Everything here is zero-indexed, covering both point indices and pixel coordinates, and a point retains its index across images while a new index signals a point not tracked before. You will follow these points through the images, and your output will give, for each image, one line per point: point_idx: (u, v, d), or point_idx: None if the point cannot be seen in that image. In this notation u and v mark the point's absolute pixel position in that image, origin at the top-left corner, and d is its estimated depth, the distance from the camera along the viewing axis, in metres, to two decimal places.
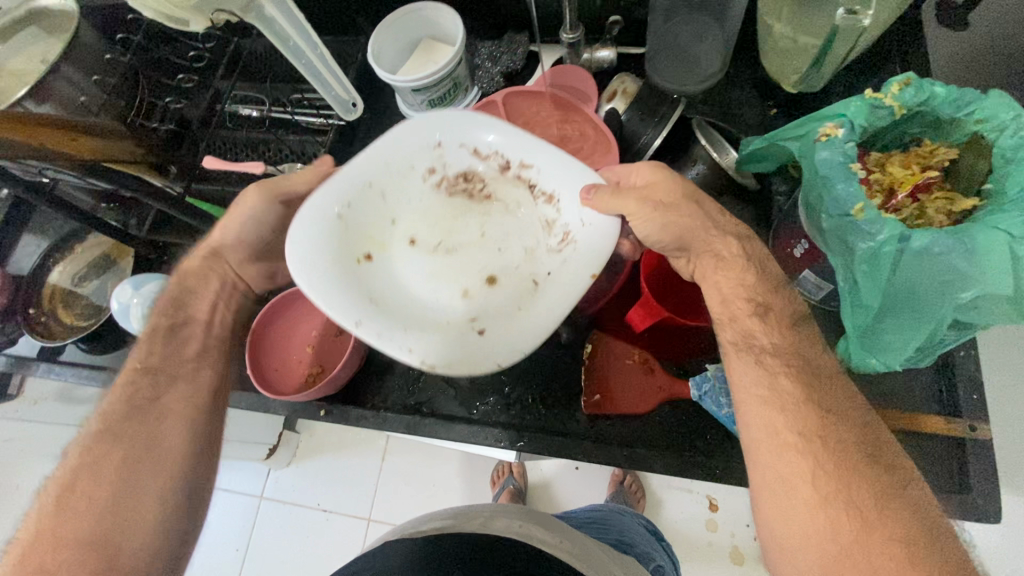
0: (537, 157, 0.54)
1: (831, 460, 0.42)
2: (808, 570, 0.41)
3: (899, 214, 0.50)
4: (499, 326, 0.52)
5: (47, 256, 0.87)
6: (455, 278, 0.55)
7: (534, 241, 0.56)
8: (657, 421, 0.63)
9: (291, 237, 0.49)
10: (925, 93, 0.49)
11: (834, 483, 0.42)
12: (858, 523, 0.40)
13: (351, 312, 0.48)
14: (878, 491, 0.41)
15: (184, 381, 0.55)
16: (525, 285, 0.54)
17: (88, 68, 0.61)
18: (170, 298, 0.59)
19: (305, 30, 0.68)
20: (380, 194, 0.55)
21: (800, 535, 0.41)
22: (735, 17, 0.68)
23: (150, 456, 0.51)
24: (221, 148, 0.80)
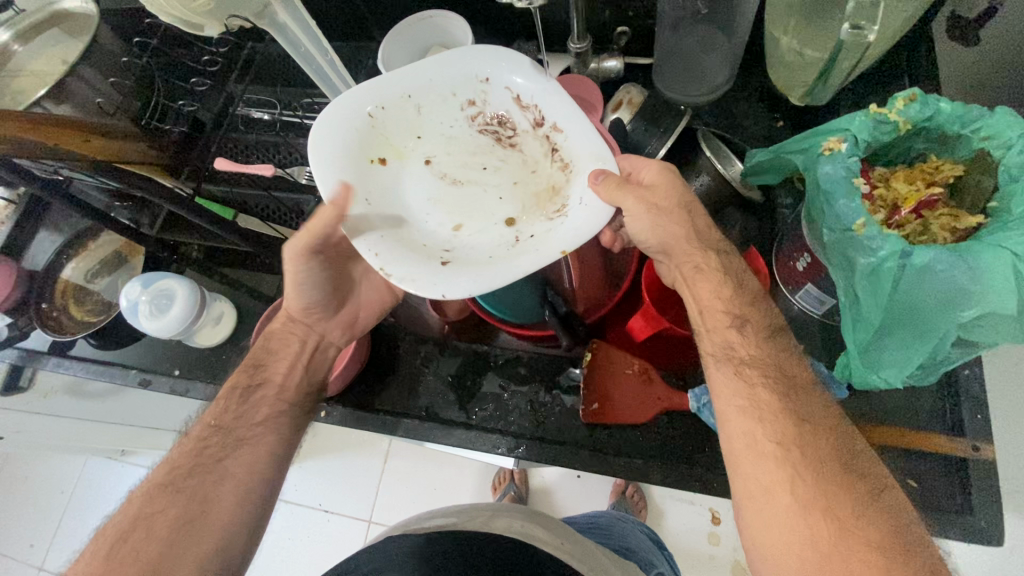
0: (569, 122, 0.55)
1: (807, 464, 0.42)
2: None
3: (902, 230, 0.49)
4: (465, 261, 0.52)
5: (62, 252, 0.88)
6: (450, 207, 0.57)
7: (538, 200, 0.56)
8: (656, 431, 0.63)
9: (327, 111, 0.55)
10: (930, 109, 0.49)
11: (812, 488, 0.41)
12: (835, 528, 0.40)
13: (343, 201, 0.52)
14: (854, 498, 0.41)
15: (249, 445, 0.54)
16: (507, 239, 0.54)
17: (104, 69, 0.66)
18: (253, 357, 0.61)
19: (317, 37, 0.70)
20: (416, 109, 0.59)
21: (780, 542, 0.41)
22: (743, 29, 0.68)
23: (207, 518, 0.49)
24: (234, 150, 0.81)
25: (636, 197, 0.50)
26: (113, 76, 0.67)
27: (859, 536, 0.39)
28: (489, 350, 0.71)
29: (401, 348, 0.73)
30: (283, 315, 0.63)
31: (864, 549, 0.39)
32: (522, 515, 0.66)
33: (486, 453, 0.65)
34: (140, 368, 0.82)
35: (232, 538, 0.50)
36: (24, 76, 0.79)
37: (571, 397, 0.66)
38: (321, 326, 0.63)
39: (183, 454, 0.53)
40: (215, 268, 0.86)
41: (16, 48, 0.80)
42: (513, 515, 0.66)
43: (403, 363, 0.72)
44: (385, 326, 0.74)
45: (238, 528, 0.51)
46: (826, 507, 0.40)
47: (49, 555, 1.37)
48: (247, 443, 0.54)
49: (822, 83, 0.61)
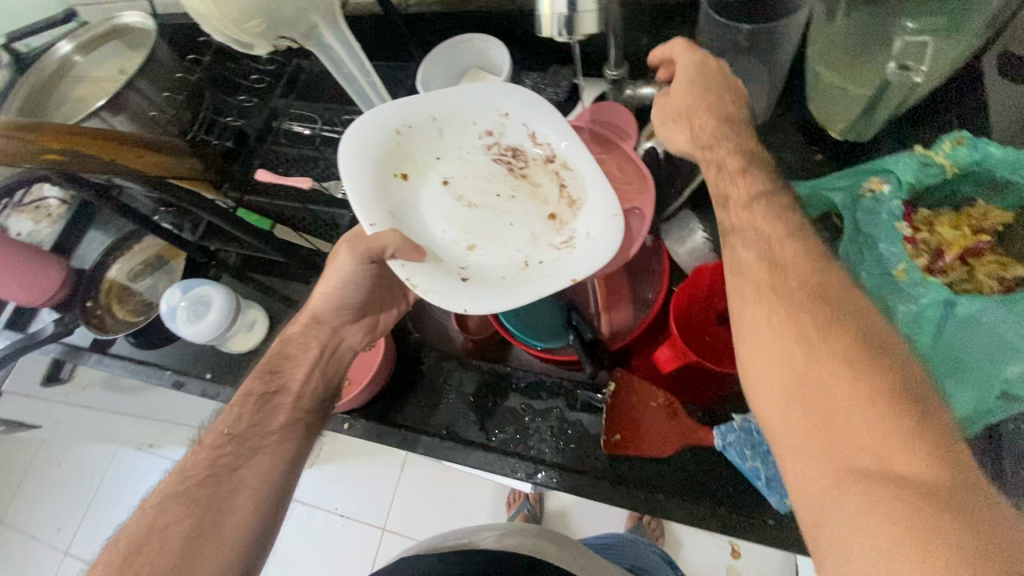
0: (580, 162, 0.57)
1: (804, 315, 0.40)
2: (773, 402, 0.39)
3: (947, 277, 0.48)
4: (482, 281, 0.53)
5: (108, 254, 0.93)
6: (467, 227, 0.57)
7: (546, 231, 0.57)
8: (677, 467, 0.61)
9: (356, 121, 0.56)
10: (979, 153, 0.48)
11: (790, 323, 0.40)
12: (811, 348, 0.39)
13: (369, 212, 0.52)
14: (830, 319, 0.40)
15: (265, 455, 0.55)
16: (517, 261, 0.55)
17: (161, 85, 0.72)
18: (268, 364, 0.61)
19: (359, 57, 0.72)
20: (438, 130, 0.60)
21: (766, 371, 0.40)
22: (783, 60, 0.66)
23: (218, 528, 0.50)
24: (277, 163, 0.82)
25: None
26: (167, 90, 0.73)
27: (858, 375, 0.36)
28: (512, 372, 0.71)
29: (425, 365, 0.74)
30: (304, 317, 0.63)
31: (865, 388, 0.35)
32: (527, 531, 0.65)
33: (504, 476, 0.66)
34: (174, 369, 0.84)
35: (243, 548, 0.50)
36: (86, 84, 0.84)
37: (594, 427, 0.65)
38: (341, 331, 0.64)
39: (197, 463, 0.53)
40: (251, 274, 0.89)
41: (77, 58, 0.85)
42: (521, 533, 0.64)
43: (427, 379, 0.73)
44: (409, 341, 0.75)
45: (248, 538, 0.51)
46: (822, 353, 0.38)
47: (76, 540, 1.42)
48: (263, 451, 0.55)
49: (864, 117, 0.61)
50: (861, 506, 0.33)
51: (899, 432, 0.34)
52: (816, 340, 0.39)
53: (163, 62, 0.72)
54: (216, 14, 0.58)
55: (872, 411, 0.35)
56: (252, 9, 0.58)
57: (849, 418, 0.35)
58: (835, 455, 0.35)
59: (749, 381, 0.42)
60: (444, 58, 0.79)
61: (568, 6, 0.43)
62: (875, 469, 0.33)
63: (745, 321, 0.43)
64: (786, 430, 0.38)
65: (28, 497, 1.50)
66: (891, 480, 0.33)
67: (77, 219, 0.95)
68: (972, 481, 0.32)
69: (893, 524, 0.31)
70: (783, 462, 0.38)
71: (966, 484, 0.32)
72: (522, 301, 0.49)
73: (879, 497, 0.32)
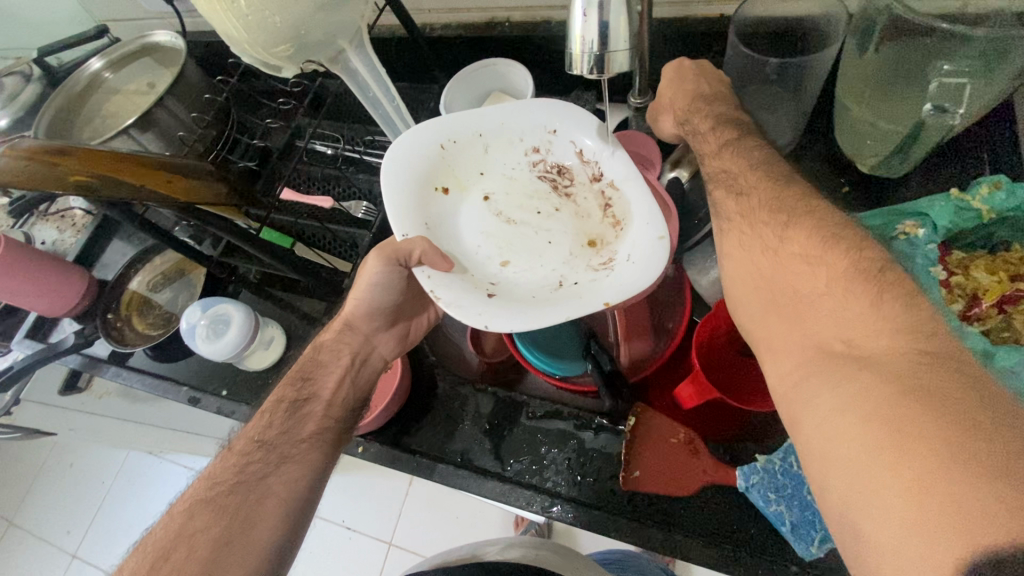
0: (626, 183, 0.57)
1: (763, 227, 0.45)
2: (751, 308, 0.44)
3: (982, 324, 0.46)
4: (509, 296, 0.52)
5: (130, 266, 0.93)
6: (504, 242, 0.57)
7: (583, 249, 0.56)
8: (698, 505, 0.60)
9: (404, 134, 0.58)
10: (1018, 199, 0.47)
11: (754, 234, 0.45)
12: (770, 252, 0.43)
13: (405, 224, 0.54)
14: (786, 218, 0.43)
15: (294, 463, 0.54)
16: (550, 281, 0.54)
17: (189, 104, 0.73)
18: (299, 370, 0.60)
19: (384, 82, 0.73)
20: (483, 147, 0.61)
21: (743, 279, 0.45)
22: (812, 88, 0.64)
23: (244, 535, 0.48)
24: (298, 181, 0.86)
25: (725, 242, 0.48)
26: (196, 111, 0.74)
27: (818, 268, 0.39)
28: (529, 400, 0.70)
29: (441, 390, 0.73)
30: (335, 325, 0.63)
31: (823, 277, 0.39)
32: (538, 545, 0.64)
33: (519, 508, 0.64)
34: (191, 386, 0.85)
35: (269, 556, 0.49)
36: (116, 100, 0.85)
37: (612, 462, 0.64)
38: (372, 340, 0.64)
39: (225, 470, 0.53)
40: (269, 291, 0.89)
41: (107, 76, 0.86)
42: (526, 545, 0.63)
43: (442, 403, 0.73)
44: (426, 363, 0.75)
45: (276, 545, 0.49)
46: (787, 256, 0.41)
47: (84, 544, 1.43)
48: (291, 460, 0.54)
49: (891, 155, 0.61)
50: (825, 387, 0.35)
51: (854, 310, 0.36)
52: (780, 246, 0.42)
53: (192, 81, 0.73)
54: (244, 39, 0.57)
55: (831, 297, 0.38)
56: (282, 34, 0.57)
57: (814, 312, 0.39)
58: (805, 349, 0.38)
59: (735, 299, 0.46)
60: (468, 82, 0.79)
61: (599, 44, 0.43)
62: (839, 349, 0.36)
63: (724, 247, 0.48)
64: (768, 337, 0.42)
65: (39, 501, 1.50)
66: (855, 358, 0.35)
67: (101, 230, 0.96)
68: (928, 344, 0.33)
69: (851, 396, 0.34)
70: (766, 365, 0.41)
71: (921, 349, 0.33)
72: (555, 320, 0.48)
73: (838, 374, 0.35)
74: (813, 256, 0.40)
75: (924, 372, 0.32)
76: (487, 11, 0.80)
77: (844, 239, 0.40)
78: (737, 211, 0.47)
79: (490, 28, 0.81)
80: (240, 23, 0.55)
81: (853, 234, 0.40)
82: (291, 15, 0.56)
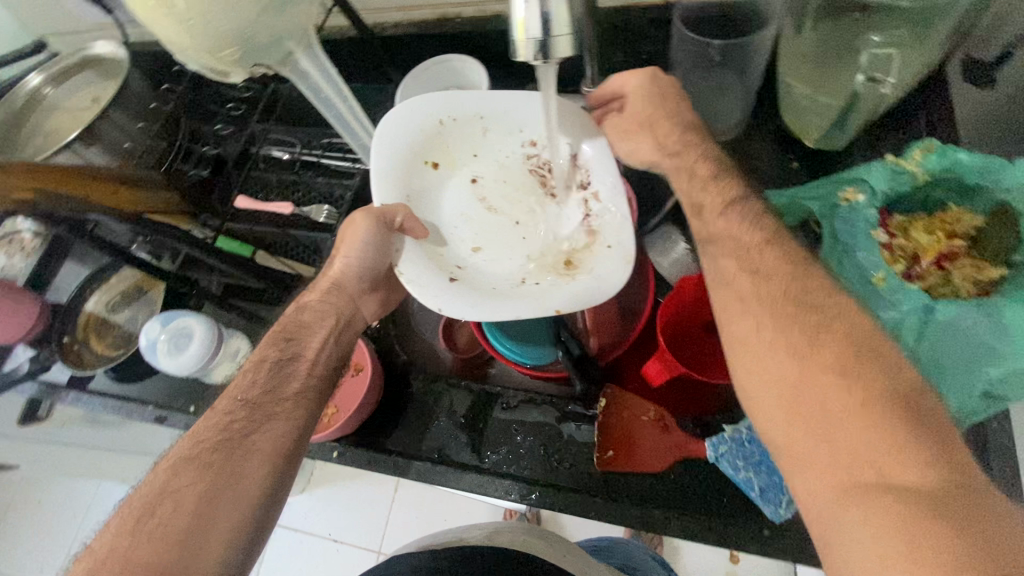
0: (610, 194, 0.56)
1: (783, 315, 0.40)
2: (761, 399, 0.39)
3: (923, 282, 0.48)
4: (470, 285, 0.53)
5: (85, 287, 0.90)
6: (479, 230, 0.58)
7: (555, 250, 0.57)
8: (671, 479, 0.61)
9: (404, 102, 0.58)
10: (948, 161, 0.49)
11: (771, 322, 0.40)
12: (794, 345, 0.38)
13: (388, 192, 0.55)
14: (809, 316, 0.39)
15: (280, 419, 0.50)
16: (515, 276, 0.56)
17: (135, 115, 0.70)
18: (283, 329, 0.56)
19: (337, 82, 0.72)
20: (481, 129, 0.61)
21: (756, 366, 0.40)
22: (757, 70, 0.66)
23: (232, 487, 0.45)
24: (252, 189, 0.83)
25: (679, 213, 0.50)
26: (142, 121, 0.72)
27: (851, 385, 0.36)
28: (502, 391, 0.70)
29: (415, 388, 0.73)
30: (324, 285, 0.58)
31: (858, 394, 0.35)
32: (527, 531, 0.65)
33: (498, 498, 0.65)
34: (157, 404, 0.82)
35: (260, 510, 0.46)
36: (57, 116, 0.82)
37: (587, 444, 0.65)
38: (358, 301, 0.60)
39: (208, 427, 0.48)
40: (233, 302, 0.87)
41: (47, 91, 0.83)
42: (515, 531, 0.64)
43: (416, 401, 0.72)
44: (399, 364, 0.75)
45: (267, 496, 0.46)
46: (813, 365, 0.37)
47: None
48: (278, 415, 0.50)
49: (836, 126, 0.63)
50: (859, 514, 0.32)
51: (894, 435, 0.33)
52: (803, 345, 0.38)
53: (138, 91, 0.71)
54: (188, 44, 0.56)
55: (867, 416, 0.34)
56: (226, 36, 0.56)
57: (844, 426, 0.35)
58: (835, 472, 0.34)
59: (741, 385, 0.41)
60: (422, 78, 0.78)
61: (543, 31, 0.43)
62: (873, 473, 0.33)
63: (735, 335, 0.42)
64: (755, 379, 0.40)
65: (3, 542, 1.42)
66: (894, 486, 0.32)
67: (52, 251, 0.92)
68: (964, 476, 0.32)
69: (896, 535, 0.31)
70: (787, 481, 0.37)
71: (959, 481, 0.32)
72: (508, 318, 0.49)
73: (883, 509, 0.32)
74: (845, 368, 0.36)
75: (968, 513, 0.31)
76: (436, 8, 0.79)
77: (874, 351, 0.37)
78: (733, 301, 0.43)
79: (441, 25, 0.81)
80: (182, 26, 0.54)
81: (881, 347, 0.37)
82: (233, 19, 0.55)
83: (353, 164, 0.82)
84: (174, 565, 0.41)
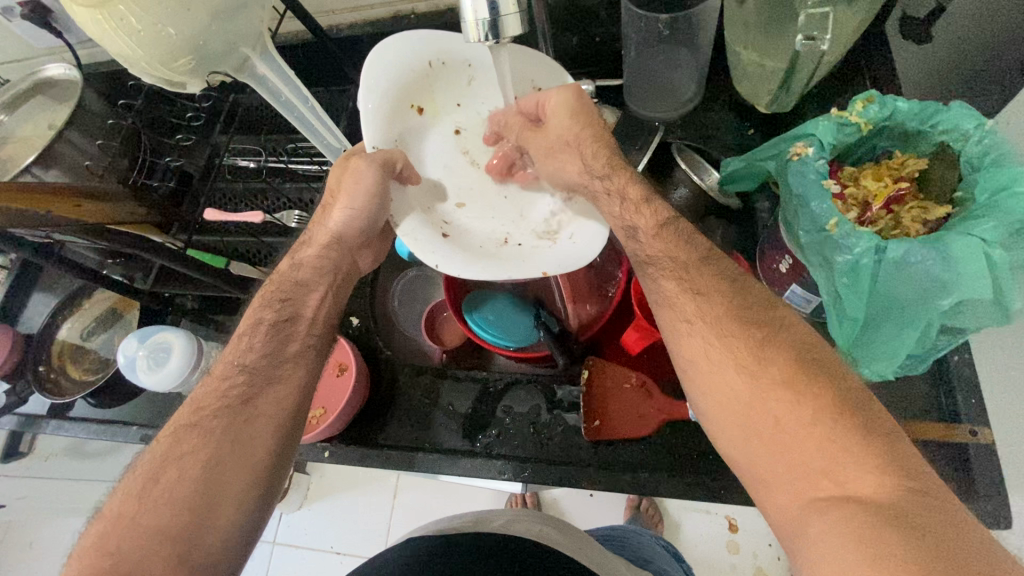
0: None
1: (733, 339, 0.43)
2: (723, 423, 0.42)
3: (875, 226, 0.50)
4: (459, 239, 0.56)
5: (56, 313, 0.88)
6: (461, 183, 0.60)
7: (534, 211, 0.60)
8: (659, 444, 0.63)
9: (394, 37, 0.55)
10: (888, 109, 0.51)
11: (724, 348, 0.43)
12: (746, 367, 0.42)
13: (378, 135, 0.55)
14: (760, 338, 0.43)
15: (280, 383, 0.51)
16: (497, 234, 0.59)
17: (92, 134, 0.70)
18: (280, 287, 0.55)
19: (297, 85, 0.70)
20: (468, 78, 0.60)
21: (715, 391, 0.43)
22: (706, 44, 0.68)
23: (233, 451, 0.47)
24: (221, 200, 0.84)
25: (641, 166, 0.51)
26: (100, 139, 0.71)
27: (801, 400, 0.39)
28: (489, 376, 0.71)
29: (401, 382, 0.73)
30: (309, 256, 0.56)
31: (808, 411, 0.38)
32: (536, 519, 0.64)
33: (492, 480, 0.66)
34: (141, 424, 0.81)
35: (261, 474, 0.48)
36: (13, 143, 0.80)
37: (573, 416, 0.66)
38: (352, 257, 0.59)
39: (207, 395, 0.50)
40: (211, 316, 0.86)
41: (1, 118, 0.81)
42: (526, 518, 0.63)
43: (405, 395, 0.72)
44: (383, 360, 0.74)
45: (267, 460, 0.48)
46: (765, 382, 0.41)
47: None
48: (278, 382, 0.51)
49: (783, 92, 0.64)
50: (819, 521, 0.35)
51: (841, 446, 0.36)
52: (757, 367, 0.41)
53: (92, 109, 0.70)
54: (139, 57, 0.56)
55: (814, 433, 0.37)
56: (178, 46, 0.56)
57: (798, 443, 0.38)
58: (795, 480, 0.37)
59: (706, 412, 0.44)
60: None
61: (489, 12, 0.45)
62: (825, 483, 0.36)
63: (692, 355, 0.45)
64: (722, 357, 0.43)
65: None
66: (846, 493, 0.35)
67: (19, 284, 0.90)
68: (911, 478, 0.35)
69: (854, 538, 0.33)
70: (755, 493, 0.40)
71: (903, 482, 0.35)
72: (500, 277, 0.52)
73: (838, 516, 0.34)
74: (795, 388, 0.39)
75: (914, 508, 0.33)
76: (390, 6, 0.80)
77: (822, 369, 0.40)
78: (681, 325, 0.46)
79: (395, 22, 0.82)
80: (132, 40, 0.54)
81: (828, 362, 0.41)
82: (186, 26, 0.55)
83: (322, 167, 0.82)
84: (184, 528, 0.44)
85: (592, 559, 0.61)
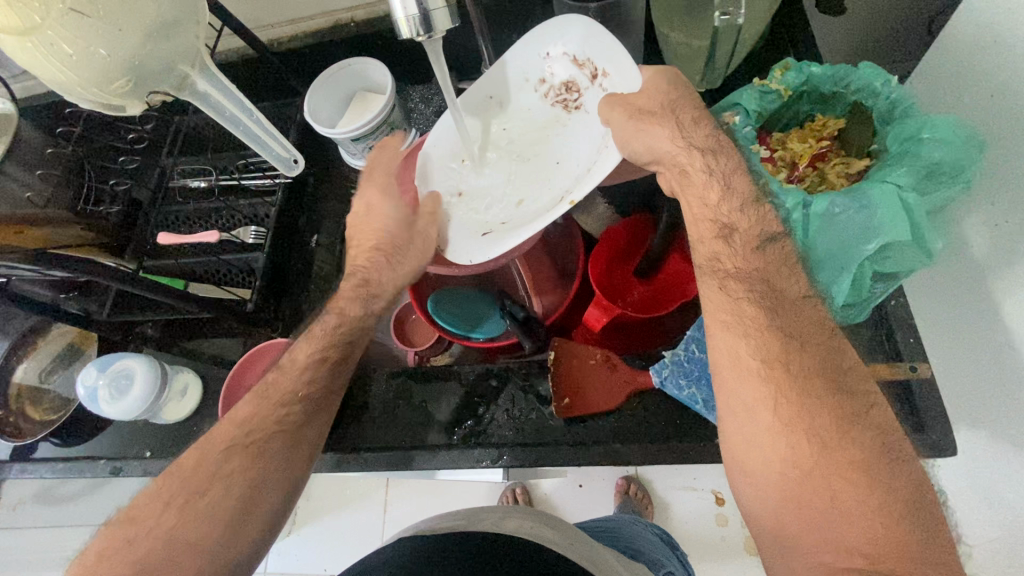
0: (614, 67, 0.55)
1: (811, 405, 0.40)
2: (769, 481, 0.40)
3: (803, 183, 0.55)
4: (511, 224, 0.55)
5: (12, 352, 0.85)
6: (524, 179, 0.59)
7: (591, 155, 0.55)
8: (630, 414, 0.66)
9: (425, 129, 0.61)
10: (805, 75, 0.54)
11: (799, 413, 0.40)
12: (818, 445, 0.39)
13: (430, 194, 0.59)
14: (840, 417, 0.39)
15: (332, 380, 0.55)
16: (558, 198, 0.55)
17: (31, 165, 0.67)
18: None
19: (239, 97, 0.70)
20: (499, 104, 0.62)
21: (764, 455, 0.40)
22: (636, 29, 0.71)
23: (264, 465, 0.48)
24: (175, 223, 0.82)
25: (618, 119, 0.51)
26: (39, 168, 0.68)
27: (867, 484, 0.37)
28: (459, 368, 0.72)
29: (375, 385, 0.73)
30: None
31: (869, 500, 0.37)
32: (528, 515, 0.63)
33: (472, 469, 0.67)
34: (110, 457, 0.78)
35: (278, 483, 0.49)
36: None
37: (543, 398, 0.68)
38: None
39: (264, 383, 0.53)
40: (176, 342, 0.84)
41: None
42: (522, 516, 0.62)
43: (380, 397, 0.72)
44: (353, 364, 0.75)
45: (286, 478, 0.50)
46: (833, 457, 0.38)
47: None
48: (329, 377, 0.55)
49: (709, 67, 0.68)
50: None
51: (886, 529, 0.36)
52: (830, 442, 0.39)
53: (31, 139, 0.66)
54: (74, 82, 0.55)
55: (862, 522, 0.37)
56: (114, 67, 0.56)
57: (839, 523, 0.37)
58: (818, 549, 0.38)
59: (746, 464, 0.41)
60: (328, 85, 0.79)
61: (418, 5, 0.46)
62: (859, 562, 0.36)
63: (742, 401, 0.42)
64: (716, 318, 0.45)
65: None
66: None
67: None
68: (931, 542, 0.36)
69: None
70: (767, 536, 0.40)
71: (924, 544, 0.36)
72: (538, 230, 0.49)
73: None
74: (864, 473, 0.38)
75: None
76: (329, 15, 0.81)
77: (894, 455, 0.38)
78: (730, 364, 0.43)
79: (337, 31, 0.83)
80: (65, 64, 0.53)
81: (899, 443, 0.39)
82: (118, 47, 0.54)
83: (275, 180, 0.82)
84: (197, 520, 0.45)
85: (594, 562, 0.59)
